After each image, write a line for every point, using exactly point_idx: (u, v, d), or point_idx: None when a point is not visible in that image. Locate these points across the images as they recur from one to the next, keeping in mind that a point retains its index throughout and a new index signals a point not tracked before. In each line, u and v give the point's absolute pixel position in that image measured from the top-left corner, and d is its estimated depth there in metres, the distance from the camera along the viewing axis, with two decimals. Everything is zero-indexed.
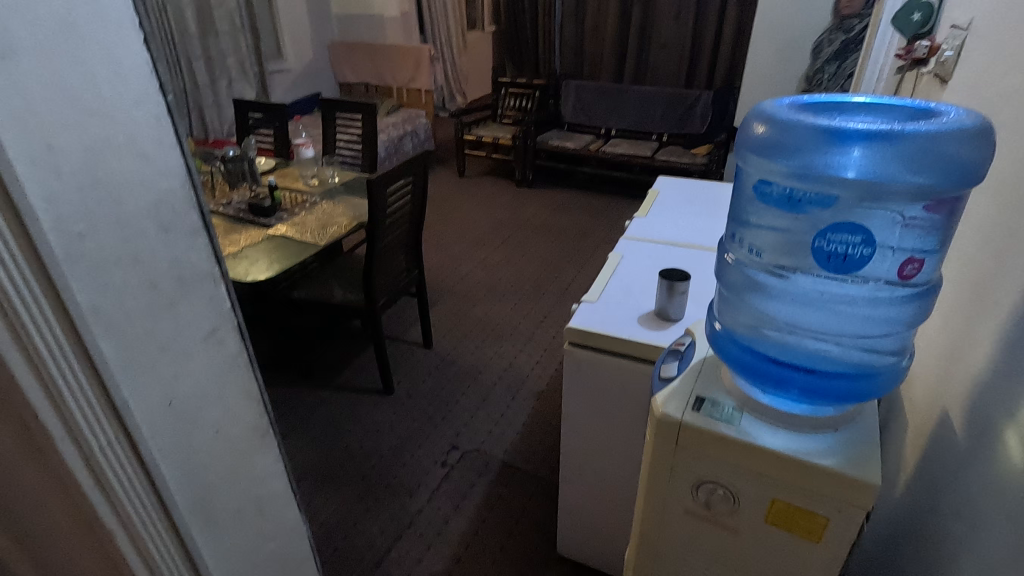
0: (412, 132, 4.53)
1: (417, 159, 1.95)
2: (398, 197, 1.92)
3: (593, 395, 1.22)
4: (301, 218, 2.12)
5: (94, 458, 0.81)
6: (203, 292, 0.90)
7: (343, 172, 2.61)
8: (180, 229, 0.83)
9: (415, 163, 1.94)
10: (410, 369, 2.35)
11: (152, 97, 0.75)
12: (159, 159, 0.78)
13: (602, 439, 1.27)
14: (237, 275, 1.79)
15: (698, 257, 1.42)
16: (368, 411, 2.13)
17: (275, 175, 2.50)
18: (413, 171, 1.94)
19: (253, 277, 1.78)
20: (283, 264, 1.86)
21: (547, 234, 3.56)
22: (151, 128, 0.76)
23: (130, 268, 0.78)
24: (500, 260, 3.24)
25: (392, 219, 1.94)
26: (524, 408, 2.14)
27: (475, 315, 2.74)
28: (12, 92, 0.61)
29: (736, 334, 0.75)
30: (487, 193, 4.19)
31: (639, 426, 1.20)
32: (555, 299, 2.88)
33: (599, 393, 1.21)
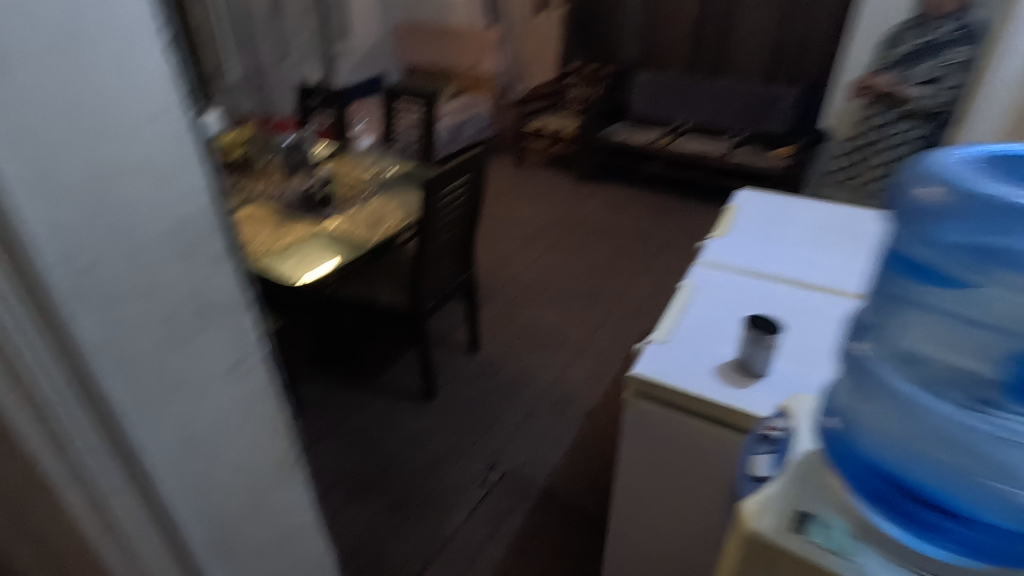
0: (472, 119, 4.40)
1: (473, 157, 1.81)
2: (452, 198, 1.81)
3: (654, 451, 1.07)
4: (353, 213, 2.05)
5: (102, 501, 0.75)
6: (226, 322, 0.80)
7: (399, 164, 2.52)
8: (201, 256, 0.74)
9: (472, 163, 1.81)
10: (454, 374, 2.26)
11: (173, 112, 0.65)
12: (181, 179, 0.68)
13: (660, 498, 1.13)
14: (284, 276, 1.73)
15: (785, 295, 1.24)
16: (408, 418, 2.06)
17: (331, 165, 2.43)
18: (469, 171, 1.81)
19: (300, 280, 1.71)
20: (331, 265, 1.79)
21: (606, 235, 3.37)
22: (172, 147, 0.66)
23: (143, 300, 0.69)
24: (555, 261, 3.09)
25: (443, 221, 1.83)
26: (571, 429, 2.01)
27: (524, 320, 2.60)
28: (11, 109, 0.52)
29: (861, 436, 0.61)
30: (544, 187, 4.03)
31: (705, 492, 1.05)
32: (610, 307, 2.71)
33: (660, 448, 1.07)
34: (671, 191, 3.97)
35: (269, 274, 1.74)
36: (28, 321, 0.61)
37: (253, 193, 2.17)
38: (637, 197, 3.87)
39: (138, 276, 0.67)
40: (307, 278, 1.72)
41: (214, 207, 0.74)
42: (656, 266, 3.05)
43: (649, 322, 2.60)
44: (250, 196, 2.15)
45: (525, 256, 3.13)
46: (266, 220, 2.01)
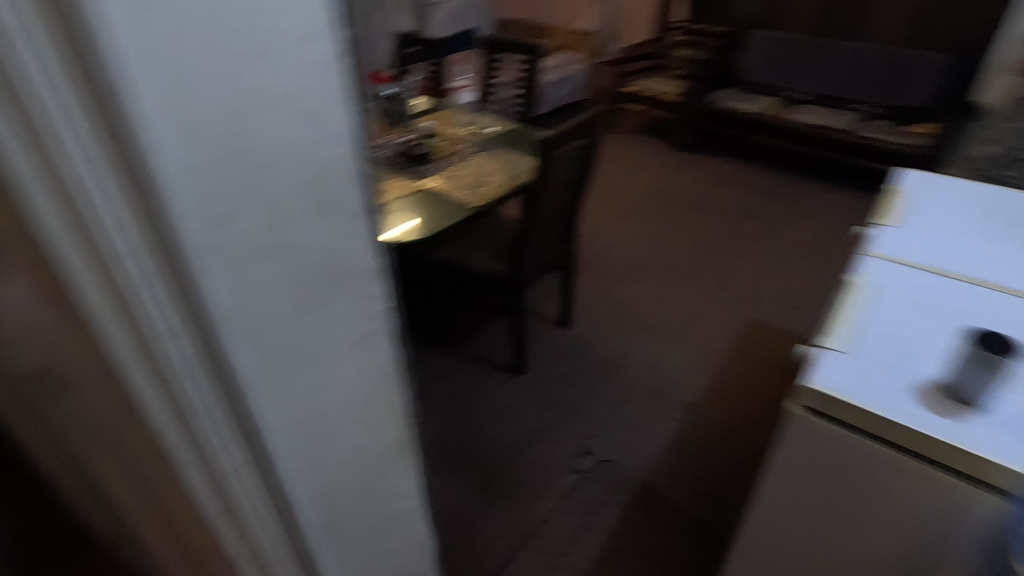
0: (567, 79, 4.20)
1: (592, 116, 1.63)
2: (566, 161, 1.65)
3: (816, 470, 0.94)
4: (454, 171, 1.93)
5: (220, 480, 0.67)
6: (358, 291, 0.69)
7: (499, 121, 2.36)
8: (340, 213, 0.62)
9: (590, 124, 1.63)
10: (543, 349, 2.14)
11: (332, 29, 0.51)
12: (330, 119, 0.56)
13: (811, 518, 1.00)
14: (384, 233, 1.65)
15: (989, 304, 1.01)
16: (496, 391, 1.96)
17: (429, 118, 2.31)
18: (586, 131, 1.64)
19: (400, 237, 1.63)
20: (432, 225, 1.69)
21: (708, 211, 3.10)
22: (322, 77, 0.53)
23: (277, 261, 0.58)
24: (652, 235, 2.87)
25: (554, 185, 1.67)
26: (670, 421, 1.85)
27: (619, 297, 2.43)
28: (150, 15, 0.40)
29: None
30: (639, 155, 3.77)
31: (876, 520, 0.92)
32: (714, 291, 2.48)
33: (826, 468, 0.93)
34: (782, 167, 3.61)
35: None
36: (159, 281, 0.51)
37: None
38: (743, 171, 3.54)
39: (273, 231, 0.57)
40: (407, 236, 1.63)
41: (360, 152, 0.61)
42: (764, 248, 2.77)
43: (757, 310, 2.36)
44: None
45: (619, 228, 2.93)
46: None
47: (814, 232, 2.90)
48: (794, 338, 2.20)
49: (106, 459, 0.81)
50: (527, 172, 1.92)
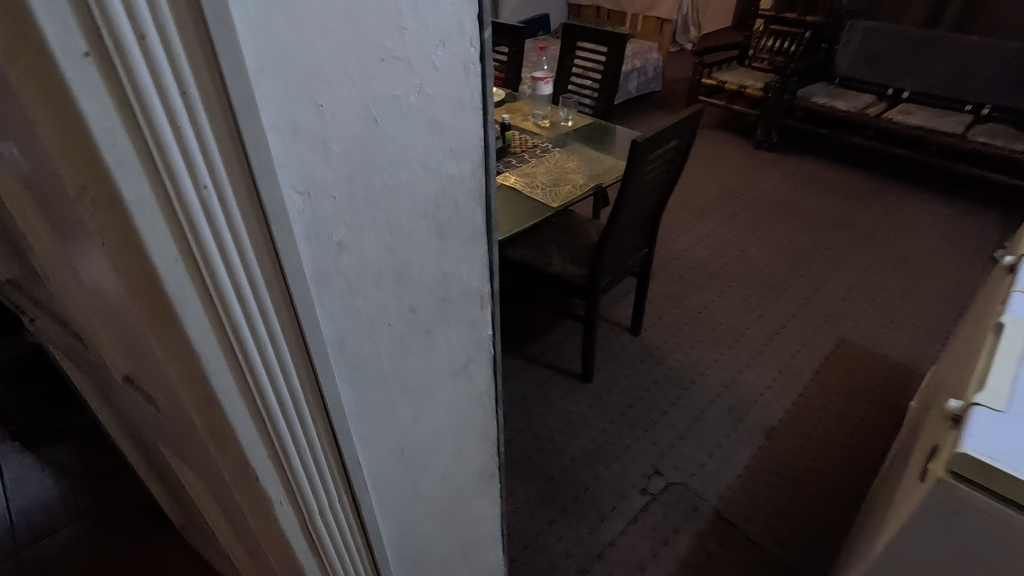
0: (641, 70, 4.04)
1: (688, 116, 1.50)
2: (656, 164, 1.53)
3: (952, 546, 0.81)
4: (531, 167, 1.84)
5: (314, 524, 0.59)
6: (466, 316, 0.63)
7: (576, 115, 2.25)
8: (458, 234, 0.56)
9: (686, 123, 1.51)
10: (612, 356, 2.04)
11: (468, 34, 0.46)
12: (457, 132, 0.50)
13: None
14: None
15: None
16: (561, 399, 1.89)
17: (505, 110, 2.23)
18: (681, 133, 1.51)
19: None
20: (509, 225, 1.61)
21: (791, 217, 2.89)
22: (454, 85, 0.48)
23: (391, 288, 0.53)
24: (729, 241, 2.70)
25: (642, 189, 1.55)
26: (747, 445, 1.73)
27: (692, 306, 2.29)
28: (288, 19, 0.36)
29: None
30: (716, 152, 3.56)
31: None
32: (796, 305, 2.30)
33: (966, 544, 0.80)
34: (875, 171, 3.32)
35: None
36: (273, 312, 0.43)
37: None
38: (831, 174, 3.29)
39: (391, 256, 0.51)
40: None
41: (485, 168, 0.55)
42: (854, 261, 2.56)
43: (846, 329, 2.17)
44: None
45: (693, 231, 2.77)
46: None
47: (911, 245, 2.65)
48: (888, 363, 2.02)
49: (191, 470, 0.78)
50: (609, 171, 1.81)
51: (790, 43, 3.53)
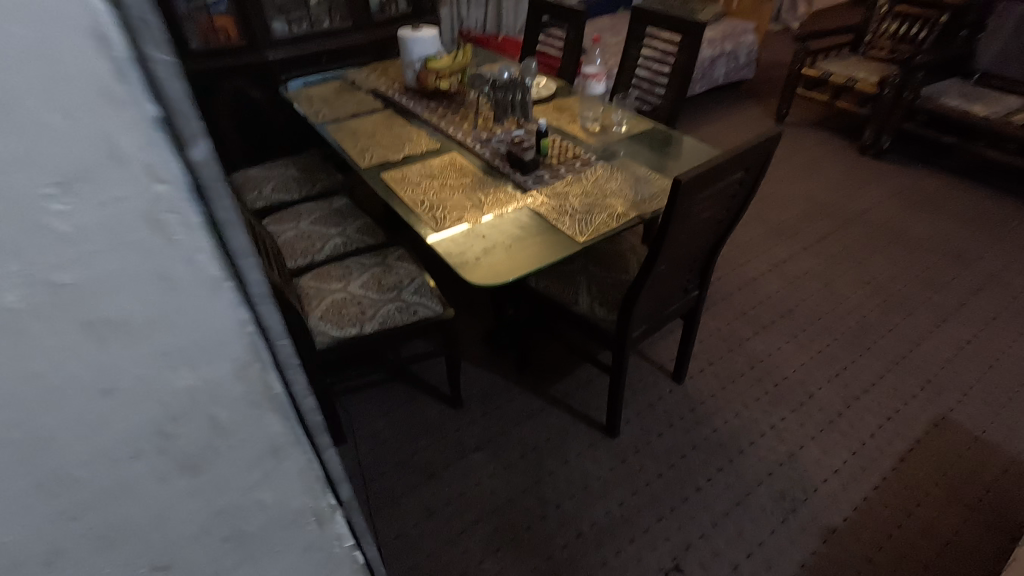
0: (731, 54, 3.56)
1: (759, 144, 1.17)
2: (710, 202, 1.20)
3: None
4: (564, 184, 1.55)
5: None
6: (286, 508, 0.45)
7: (633, 120, 1.92)
8: (227, 421, 0.39)
9: (754, 153, 1.16)
10: (647, 407, 1.75)
11: (138, 170, 0.28)
12: (174, 300, 0.33)
13: None
14: (461, 266, 1.31)
15: None
16: (578, 454, 1.63)
17: (551, 110, 1.95)
18: (747, 166, 1.18)
19: (476, 276, 1.29)
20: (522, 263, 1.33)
21: (896, 245, 2.40)
22: (139, 240, 0.30)
23: (112, 483, 0.38)
24: (812, 271, 2.27)
25: (690, 231, 1.24)
26: (797, 550, 1.40)
27: (755, 352, 1.93)
28: None
29: None
30: (811, 157, 3.06)
31: None
32: (888, 363, 1.88)
33: None
34: (1016, 191, 2.70)
35: (447, 257, 1.33)
36: None
37: (457, 135, 1.82)
38: (954, 193, 2.71)
39: (91, 451, 0.36)
40: (485, 276, 1.28)
41: (254, 339, 0.36)
42: (970, 311, 2.07)
43: (951, 404, 1.74)
44: (456, 140, 1.80)
45: (769, 255, 2.36)
46: (463, 177, 1.62)
47: None
48: (1002, 460, 1.59)
49: None
50: (657, 196, 1.49)
51: (919, 28, 3.00)
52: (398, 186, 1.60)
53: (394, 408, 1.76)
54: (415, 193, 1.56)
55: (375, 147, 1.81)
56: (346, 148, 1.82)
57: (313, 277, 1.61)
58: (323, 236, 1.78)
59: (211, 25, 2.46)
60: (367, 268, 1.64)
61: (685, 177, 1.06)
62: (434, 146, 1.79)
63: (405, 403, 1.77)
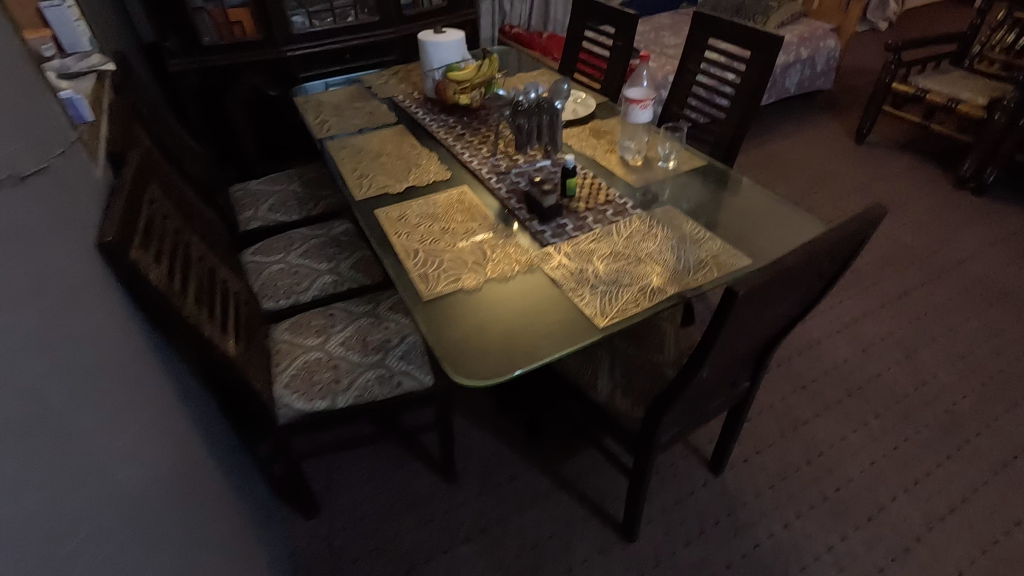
0: (807, 61, 3.13)
1: (845, 233, 0.86)
2: (774, 302, 0.89)
3: None
4: (590, 241, 1.26)
5: None
6: None
7: (684, 152, 1.59)
8: None
9: (840, 243, 0.85)
10: (674, 503, 1.46)
11: None
12: None
13: None
14: (446, 351, 1.05)
15: None
16: (586, 559, 1.36)
17: (586, 137, 1.66)
18: (829, 259, 0.88)
19: (463, 367, 1.02)
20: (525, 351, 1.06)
21: (999, 310, 1.98)
22: None
23: None
24: (890, 336, 1.90)
25: (743, 335, 0.94)
26: None
27: (814, 441, 1.60)
28: None
29: None
30: (895, 188, 2.64)
31: None
32: (983, 473, 1.51)
33: None
34: None
35: (430, 336, 1.07)
36: None
37: (472, 164, 1.55)
38: None
39: None
40: (474, 369, 1.01)
41: None
42: None
43: None
44: (469, 170, 1.54)
45: (838, 311, 2.00)
46: (469, 220, 1.35)
47: None
48: None
49: None
50: (704, 265, 1.19)
51: None
52: (392, 228, 1.34)
53: (378, 476, 1.53)
54: (409, 239, 1.30)
55: (376, 172, 1.56)
56: (343, 170, 1.58)
57: (289, 327, 1.38)
58: (312, 272, 1.55)
59: (225, 17, 2.23)
60: (353, 319, 1.40)
61: (740, 286, 0.77)
62: (443, 176, 1.52)
63: (392, 471, 1.54)
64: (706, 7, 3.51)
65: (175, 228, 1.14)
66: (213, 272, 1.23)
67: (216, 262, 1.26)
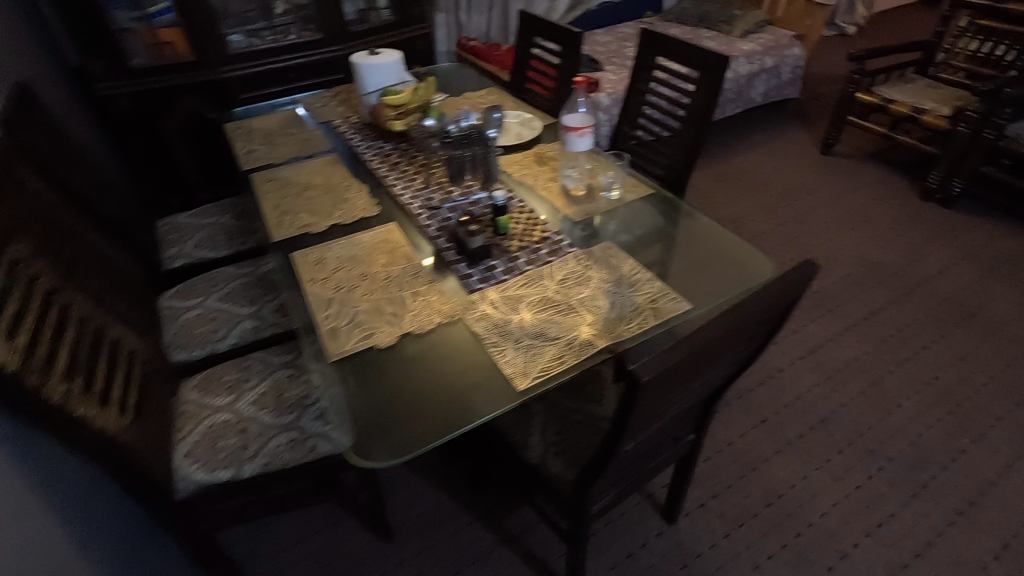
0: (773, 70, 3.07)
1: (772, 296, 0.76)
2: (698, 376, 0.80)
3: None
4: (521, 288, 1.15)
5: None
6: None
7: (629, 181, 1.50)
8: None
9: (764, 308, 0.76)
10: (626, 558, 1.37)
11: None
12: None
13: None
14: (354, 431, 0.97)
15: None
16: None
17: (529, 164, 1.56)
18: (756, 324, 0.78)
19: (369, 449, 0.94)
20: (435, 424, 0.96)
21: (966, 330, 1.91)
22: None
23: None
24: (855, 362, 1.81)
25: (667, 408, 0.85)
26: None
27: (774, 482, 1.51)
28: None
29: None
30: (863, 201, 2.57)
31: None
32: (948, 513, 1.44)
33: None
34: None
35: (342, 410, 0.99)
36: None
37: (403, 198, 1.45)
38: None
39: None
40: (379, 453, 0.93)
41: None
42: None
43: None
44: (400, 205, 1.43)
45: (802, 336, 1.91)
46: (393, 262, 1.24)
47: None
48: None
49: None
50: (639, 312, 1.09)
51: (1008, 49, 2.46)
52: (307, 274, 1.23)
53: (309, 537, 1.42)
54: (324, 287, 1.19)
55: (299, 208, 1.45)
56: (263, 206, 1.46)
57: (197, 385, 1.26)
58: (231, 317, 1.43)
59: (156, 38, 2.12)
60: (270, 372, 1.29)
61: (643, 370, 0.68)
62: (371, 211, 1.42)
63: (323, 530, 1.43)
64: (670, 15, 3.44)
65: (48, 288, 1.01)
66: (99, 333, 1.10)
67: (105, 319, 1.13)
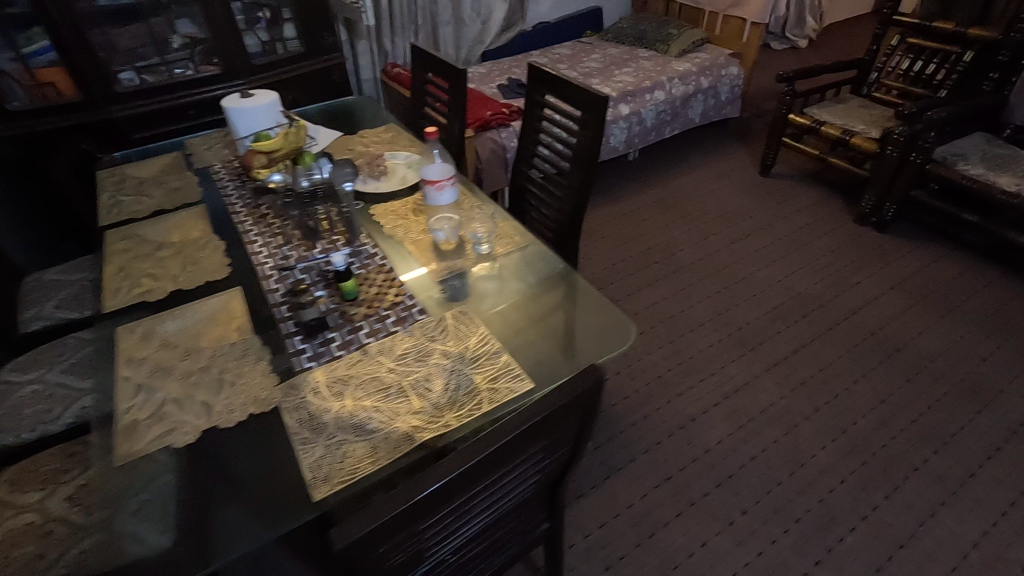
0: (709, 90, 3.00)
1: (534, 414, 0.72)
2: (471, 496, 0.75)
3: None
4: (351, 369, 1.04)
5: None
6: None
7: (504, 231, 1.40)
8: None
9: (532, 430, 0.72)
10: None
11: None
12: None
13: None
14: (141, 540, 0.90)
15: None
16: None
17: (401, 214, 1.46)
18: (527, 445, 0.74)
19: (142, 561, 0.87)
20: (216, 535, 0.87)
21: (890, 366, 1.81)
22: None
23: None
24: (771, 408, 1.70)
25: (448, 528, 0.78)
26: None
27: (671, 549, 1.40)
28: None
29: None
30: (798, 226, 2.49)
31: None
32: None
33: None
34: None
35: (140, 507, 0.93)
36: None
37: (256, 258, 1.34)
38: (973, 286, 2.11)
39: None
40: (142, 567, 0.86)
41: None
42: (979, 488, 1.49)
43: None
44: (252, 265, 1.32)
45: (719, 379, 1.79)
46: (223, 338, 1.13)
47: None
48: None
49: None
50: (472, 394, 0.98)
51: (936, 68, 2.39)
52: (127, 353, 1.11)
53: None
54: (139, 368, 1.08)
55: (144, 271, 1.33)
56: (106, 268, 1.34)
57: (11, 477, 1.14)
58: (70, 392, 1.30)
59: (33, 79, 2.00)
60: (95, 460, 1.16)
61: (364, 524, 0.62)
62: (219, 274, 1.30)
63: None
64: (608, 35, 3.37)
65: None
66: None
67: None
